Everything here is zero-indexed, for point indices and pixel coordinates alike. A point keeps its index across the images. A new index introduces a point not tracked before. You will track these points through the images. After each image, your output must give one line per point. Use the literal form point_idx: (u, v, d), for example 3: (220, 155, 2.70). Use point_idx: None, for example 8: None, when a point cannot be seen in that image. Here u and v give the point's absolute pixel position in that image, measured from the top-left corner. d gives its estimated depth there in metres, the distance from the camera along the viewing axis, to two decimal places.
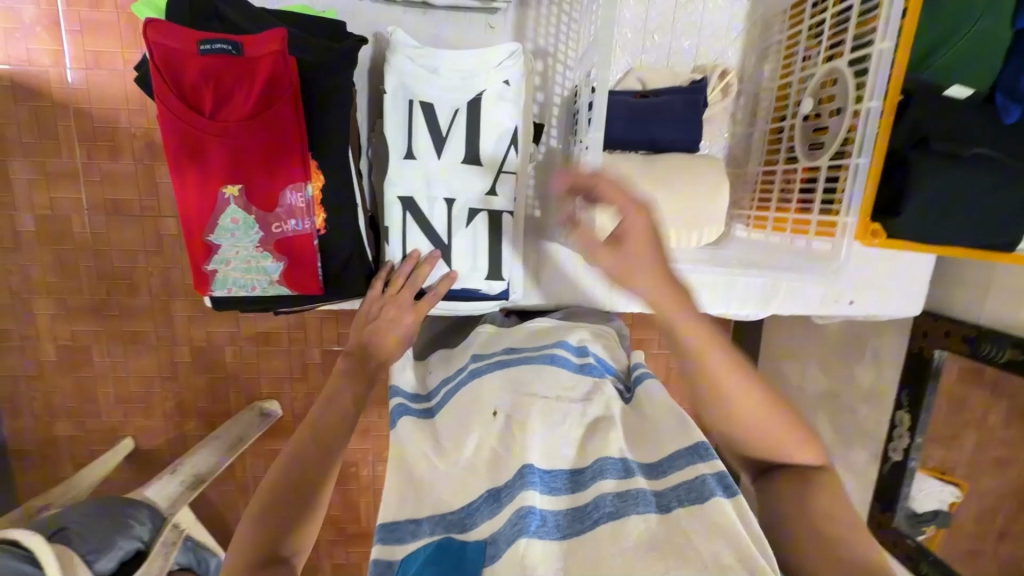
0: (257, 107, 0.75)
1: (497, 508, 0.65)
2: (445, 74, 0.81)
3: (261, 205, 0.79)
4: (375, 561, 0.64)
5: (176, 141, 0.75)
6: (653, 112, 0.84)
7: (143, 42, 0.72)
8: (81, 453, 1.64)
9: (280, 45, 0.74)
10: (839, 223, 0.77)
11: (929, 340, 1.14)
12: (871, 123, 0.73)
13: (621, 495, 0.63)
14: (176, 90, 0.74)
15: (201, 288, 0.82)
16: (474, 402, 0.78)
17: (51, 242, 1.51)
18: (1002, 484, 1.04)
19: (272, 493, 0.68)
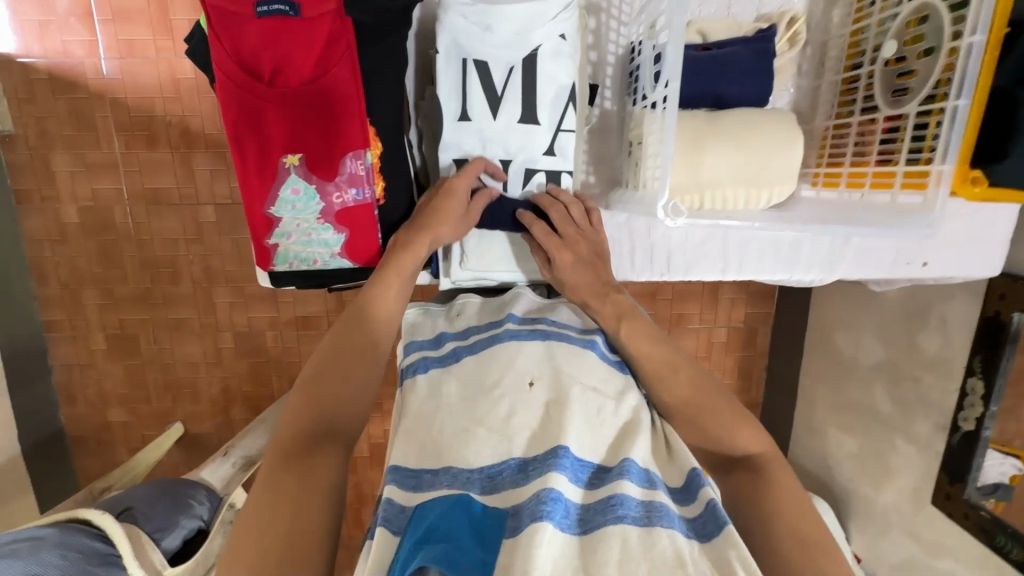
0: (316, 71, 0.74)
1: (524, 479, 0.63)
2: (500, 31, 0.78)
3: (321, 174, 0.77)
4: (388, 500, 0.63)
5: (236, 110, 0.74)
6: (719, 66, 0.79)
7: (201, 7, 0.71)
8: (134, 438, 1.69)
9: (337, 4, 0.73)
10: (933, 172, 0.73)
11: (1006, 303, 1.08)
12: (973, 60, 0.67)
13: (648, 506, 0.60)
14: (234, 56, 0.73)
15: (263, 263, 0.82)
16: (506, 365, 0.74)
17: (95, 233, 1.53)
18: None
19: (308, 388, 0.71)
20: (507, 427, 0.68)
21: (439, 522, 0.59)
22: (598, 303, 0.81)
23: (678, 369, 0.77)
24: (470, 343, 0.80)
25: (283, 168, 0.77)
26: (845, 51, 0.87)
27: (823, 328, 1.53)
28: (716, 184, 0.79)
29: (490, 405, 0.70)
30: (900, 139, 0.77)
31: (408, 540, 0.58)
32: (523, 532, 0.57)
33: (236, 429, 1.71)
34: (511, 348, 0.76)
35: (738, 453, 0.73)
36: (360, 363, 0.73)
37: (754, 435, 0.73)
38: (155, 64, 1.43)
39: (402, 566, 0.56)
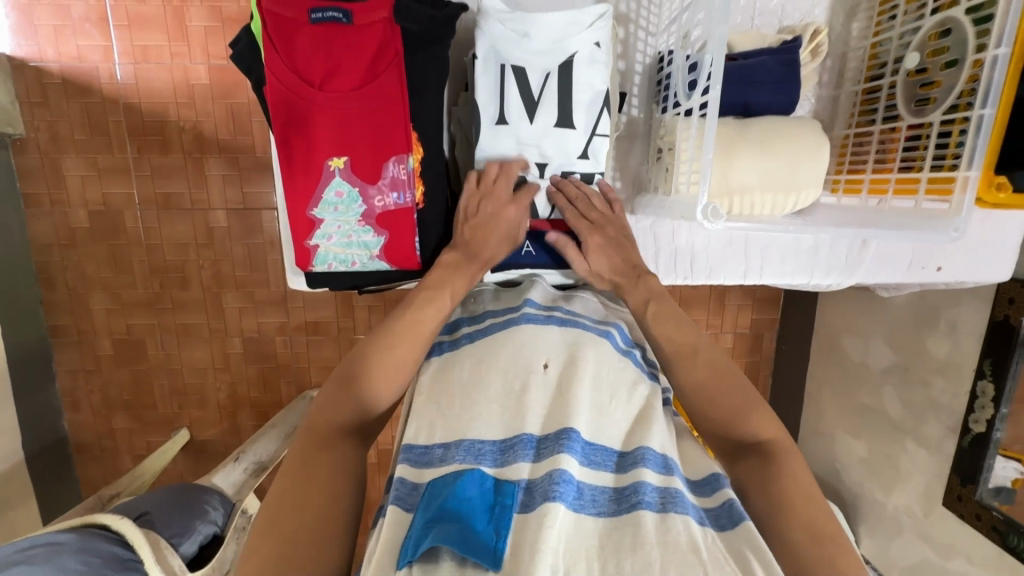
0: (365, 76, 0.75)
1: (536, 456, 0.64)
2: (536, 38, 0.81)
3: (365, 177, 0.78)
4: (399, 480, 0.63)
5: (284, 111, 0.75)
6: (749, 76, 0.82)
7: (259, 9, 0.73)
8: (139, 444, 1.67)
9: (388, 12, 0.74)
10: (958, 178, 0.74)
11: (1015, 307, 1.10)
12: (999, 71, 0.69)
13: (663, 492, 0.60)
14: (284, 59, 0.74)
15: (302, 263, 0.83)
16: (521, 344, 0.75)
17: (105, 237, 1.53)
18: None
19: (352, 387, 0.71)
20: (522, 402, 0.69)
21: (457, 495, 0.59)
22: (631, 284, 0.85)
23: (697, 351, 0.77)
24: (484, 326, 0.80)
25: (328, 170, 0.78)
26: (865, 62, 0.90)
27: (830, 334, 1.55)
28: (745, 190, 0.81)
29: (505, 382, 0.71)
30: (923, 147, 0.80)
31: (420, 517, 0.58)
32: (538, 510, 0.57)
33: (243, 434, 1.70)
34: (528, 331, 0.77)
35: (747, 439, 0.71)
36: (405, 372, 0.73)
37: (766, 420, 0.71)
38: (170, 70, 1.43)
39: (413, 547, 0.55)
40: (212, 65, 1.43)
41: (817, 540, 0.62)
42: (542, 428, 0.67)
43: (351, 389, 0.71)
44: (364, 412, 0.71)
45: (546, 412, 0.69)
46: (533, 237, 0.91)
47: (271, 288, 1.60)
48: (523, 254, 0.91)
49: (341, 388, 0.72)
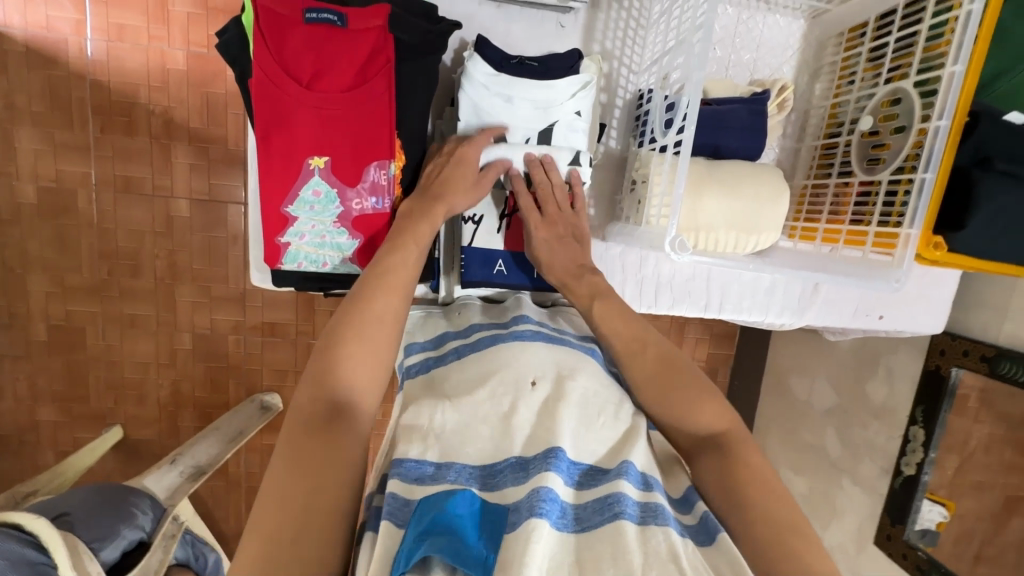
0: (355, 79, 0.75)
1: (520, 475, 0.63)
2: (519, 102, 0.84)
3: (345, 179, 0.78)
4: (392, 495, 0.61)
5: (266, 105, 0.74)
6: (720, 121, 0.86)
7: (252, 4, 0.72)
8: (64, 439, 1.56)
9: (383, 21, 0.75)
10: (901, 235, 0.77)
11: (946, 358, 1.17)
12: (938, 141, 0.72)
13: (647, 508, 0.61)
14: (274, 55, 0.73)
15: (271, 261, 0.80)
16: (515, 356, 0.75)
17: (52, 216, 1.45)
18: (983, 504, 1.12)
19: (327, 361, 0.65)
20: (509, 422, 0.68)
21: (450, 511, 0.58)
22: (575, 283, 0.82)
23: (646, 346, 0.76)
24: (473, 342, 0.81)
25: (307, 168, 0.77)
26: (825, 120, 0.95)
27: (779, 373, 1.61)
28: (711, 227, 0.85)
29: (493, 400, 0.70)
30: (872, 203, 0.83)
31: (413, 530, 0.56)
32: (522, 528, 0.56)
33: (182, 435, 1.62)
34: (517, 348, 0.77)
35: (703, 432, 0.72)
36: (391, 307, 0.70)
37: (718, 412, 0.71)
38: (146, 52, 1.40)
39: (406, 558, 0.54)
40: (191, 52, 1.40)
41: (759, 558, 0.63)
42: (527, 448, 0.66)
43: (327, 363, 0.66)
44: (355, 375, 0.66)
45: (532, 430, 0.68)
46: (507, 257, 0.90)
47: (229, 284, 1.54)
48: (494, 274, 0.90)
49: (315, 364, 0.66)
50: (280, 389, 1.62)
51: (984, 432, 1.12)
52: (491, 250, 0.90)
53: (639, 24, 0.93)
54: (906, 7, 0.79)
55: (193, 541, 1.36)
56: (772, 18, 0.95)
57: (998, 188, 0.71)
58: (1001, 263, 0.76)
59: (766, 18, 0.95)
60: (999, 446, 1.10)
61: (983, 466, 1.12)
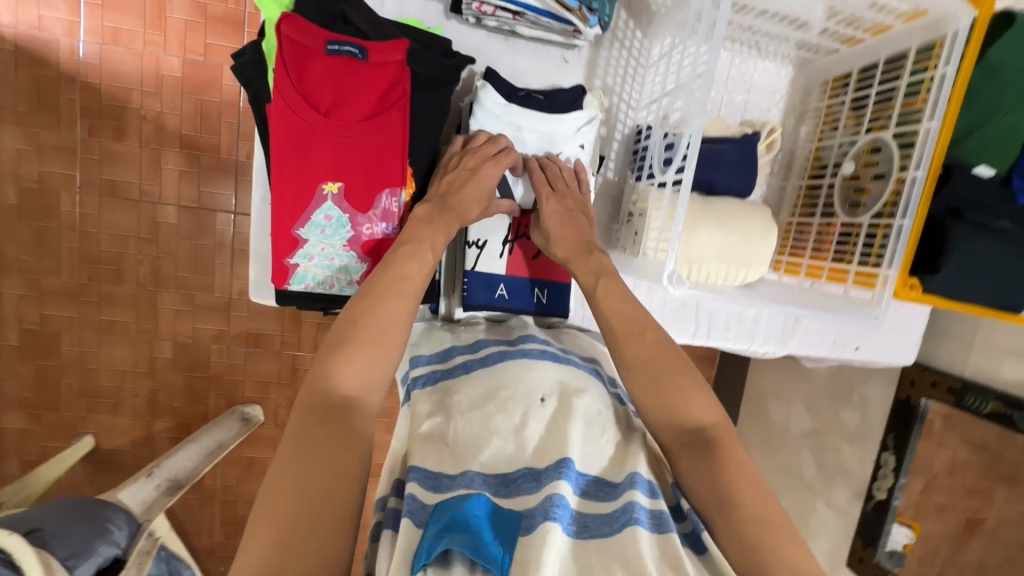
0: (373, 110, 0.77)
1: (532, 484, 0.65)
2: (527, 133, 0.88)
3: (357, 204, 0.78)
4: (410, 496, 0.62)
5: (284, 131, 0.75)
6: (714, 161, 0.91)
7: (276, 35, 0.73)
8: (32, 448, 1.51)
9: (402, 55, 0.76)
10: (881, 275, 0.82)
11: (915, 389, 1.24)
12: (915, 190, 0.77)
13: (654, 516, 0.64)
14: (295, 85, 0.75)
15: (278, 280, 0.80)
16: (524, 372, 0.77)
17: (33, 218, 1.42)
18: (942, 526, 1.21)
19: (336, 354, 0.66)
20: (523, 435, 0.70)
21: (462, 511, 0.59)
22: (582, 257, 0.83)
23: (643, 331, 0.76)
24: (482, 357, 0.83)
25: (320, 193, 0.77)
26: (809, 161, 1.00)
27: (758, 396, 1.66)
28: (703, 260, 0.89)
29: (503, 415, 0.72)
30: (852, 243, 0.88)
31: (432, 528, 0.58)
32: (537, 532, 0.58)
33: (157, 447, 1.58)
34: (523, 365, 0.78)
35: (689, 424, 0.70)
36: (404, 308, 0.70)
37: (707, 403, 0.70)
38: (140, 57, 1.38)
39: (427, 551, 0.55)
40: (187, 59, 1.39)
41: None
42: (538, 459, 0.68)
43: (336, 355, 0.66)
44: (363, 377, 0.65)
45: (540, 443, 0.70)
46: (508, 281, 0.91)
47: (214, 293, 1.52)
48: (496, 298, 0.91)
49: (324, 356, 0.66)
50: (263, 401, 1.60)
51: (949, 456, 1.19)
52: (493, 275, 0.91)
53: (638, 63, 0.98)
54: (887, 62, 0.85)
55: (168, 558, 1.33)
56: (762, 63, 1.00)
57: (967, 236, 0.77)
58: (966, 304, 0.82)
59: (757, 62, 1.00)
60: (961, 469, 1.18)
61: (945, 490, 1.20)
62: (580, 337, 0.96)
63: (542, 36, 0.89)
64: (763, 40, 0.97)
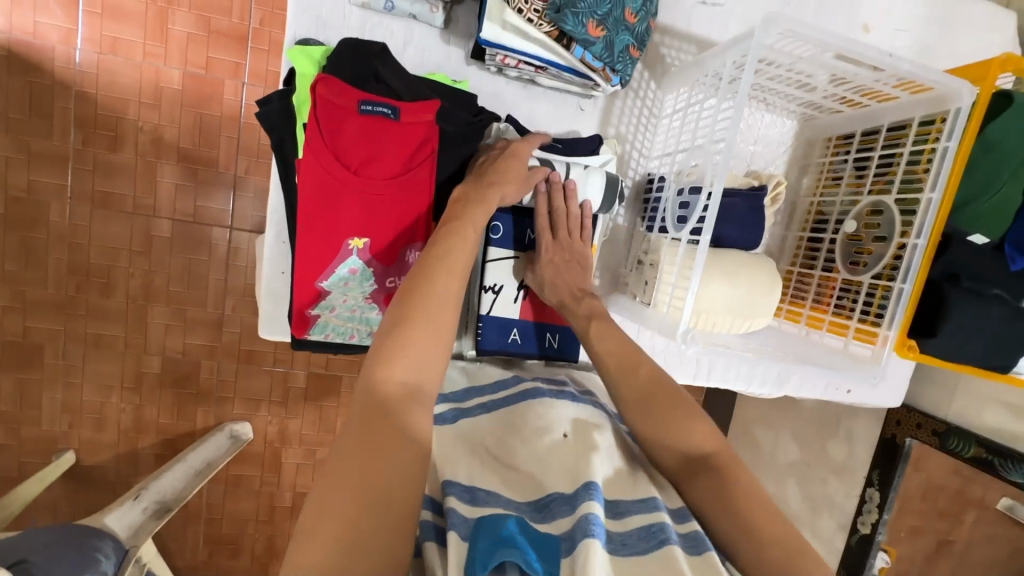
0: (400, 167, 0.78)
1: (565, 508, 0.65)
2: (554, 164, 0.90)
3: (382, 259, 0.79)
4: (452, 510, 0.62)
5: (313, 189, 0.75)
6: (724, 213, 0.94)
7: (309, 94, 0.73)
8: (9, 463, 1.46)
9: (433, 115, 0.77)
10: (880, 334, 0.85)
11: (900, 429, 1.28)
12: (916, 256, 0.81)
13: (687, 537, 0.64)
14: (324, 141, 0.74)
15: (298, 331, 0.80)
16: (542, 414, 0.78)
17: (19, 228, 1.38)
18: (913, 549, 1.26)
19: (392, 345, 0.62)
20: (550, 468, 0.71)
21: (507, 529, 0.59)
22: (574, 303, 0.86)
23: (639, 365, 0.77)
24: (498, 401, 0.84)
25: (345, 248, 0.78)
26: (811, 214, 1.04)
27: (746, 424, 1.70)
28: (712, 311, 0.91)
29: (528, 451, 0.74)
30: (853, 298, 0.92)
31: (481, 543, 0.57)
32: (579, 551, 0.57)
33: (142, 464, 1.54)
34: (542, 404, 0.79)
35: (693, 454, 0.69)
36: (454, 288, 0.68)
37: (709, 431, 0.69)
38: (140, 68, 1.36)
39: (482, 563, 0.55)
40: (188, 72, 1.37)
41: None
42: (569, 484, 0.68)
43: (386, 348, 0.62)
44: (420, 358, 0.63)
45: (566, 473, 0.70)
46: (522, 327, 0.93)
47: (207, 308, 1.50)
48: (510, 342, 0.92)
49: (377, 347, 0.62)
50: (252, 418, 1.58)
51: (918, 481, 1.25)
52: (507, 320, 0.93)
53: (651, 112, 1.00)
54: (889, 128, 0.89)
55: None
56: (769, 117, 1.04)
57: (963, 302, 0.82)
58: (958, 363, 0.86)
59: (765, 116, 1.03)
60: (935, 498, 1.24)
61: (918, 513, 1.25)
62: (591, 376, 0.97)
63: (561, 85, 0.90)
64: (772, 97, 1.00)
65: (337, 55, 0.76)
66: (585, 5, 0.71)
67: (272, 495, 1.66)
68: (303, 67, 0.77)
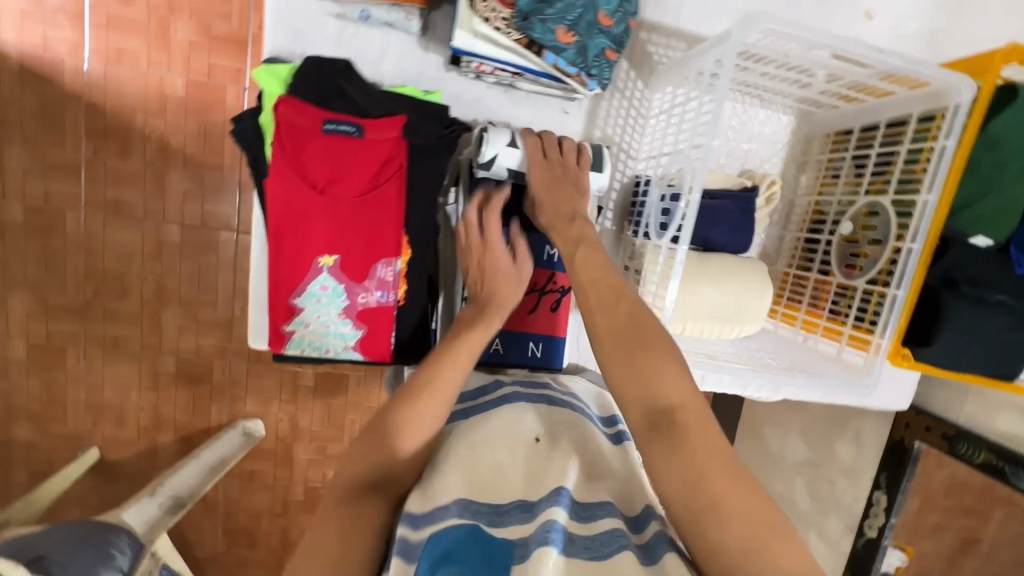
0: (368, 185, 0.81)
1: (524, 515, 0.63)
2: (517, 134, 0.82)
3: (353, 275, 0.82)
4: (400, 539, 0.60)
5: (283, 208, 0.78)
6: (713, 216, 0.91)
7: (275, 117, 0.77)
8: (38, 458, 1.55)
9: (397, 132, 0.79)
10: (873, 342, 0.82)
11: (909, 431, 1.23)
12: (912, 262, 0.78)
13: (644, 547, 0.62)
14: (292, 163, 0.78)
15: (275, 346, 0.84)
16: (510, 423, 0.75)
17: (40, 236, 1.43)
18: (936, 546, 1.25)
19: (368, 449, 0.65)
20: (519, 475, 0.69)
21: (457, 543, 0.58)
22: (565, 224, 0.77)
23: (622, 300, 0.69)
24: (477, 405, 0.81)
25: (317, 265, 0.81)
26: (810, 213, 0.99)
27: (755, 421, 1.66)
28: (699, 317, 0.89)
29: (495, 454, 0.71)
30: (848, 302, 0.88)
31: (426, 564, 0.57)
32: (533, 559, 0.55)
33: (161, 459, 1.60)
34: (517, 408, 0.78)
35: (661, 405, 0.61)
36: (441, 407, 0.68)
37: (678, 382, 0.62)
38: (145, 78, 1.37)
39: None
40: (191, 80, 1.37)
41: None
42: (529, 493, 0.66)
43: (361, 458, 0.65)
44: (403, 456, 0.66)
45: (529, 479, 0.69)
46: (505, 335, 0.93)
47: (217, 310, 1.52)
48: (491, 352, 0.92)
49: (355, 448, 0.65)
50: (263, 415, 1.61)
51: (943, 478, 1.20)
52: None
53: (639, 112, 0.97)
54: (889, 124, 0.85)
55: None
56: (764, 112, 1.00)
57: (962, 310, 0.77)
58: (958, 372, 0.82)
59: (760, 112, 0.99)
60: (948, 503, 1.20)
61: (941, 510, 1.23)
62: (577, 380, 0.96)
63: (540, 89, 0.89)
64: (765, 93, 0.96)
65: (305, 79, 0.79)
66: (553, 12, 0.71)
67: (285, 489, 1.69)
68: (273, 87, 0.80)
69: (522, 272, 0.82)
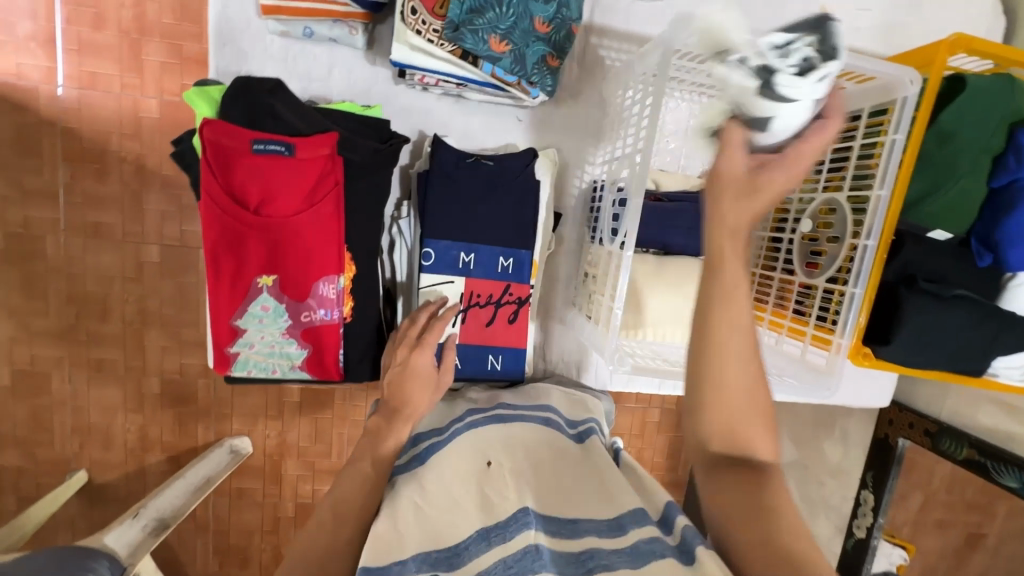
0: (303, 203, 0.82)
1: (485, 546, 0.61)
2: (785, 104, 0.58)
3: (294, 294, 0.84)
4: None
5: (218, 231, 0.79)
6: (670, 218, 0.90)
7: (201, 140, 0.77)
8: (26, 484, 1.48)
9: (330, 148, 0.81)
10: (834, 342, 0.81)
11: (893, 428, 1.23)
12: (868, 259, 0.76)
13: (616, 552, 0.60)
14: (225, 186, 0.79)
15: (220, 367, 0.86)
16: (460, 459, 0.75)
17: (20, 261, 1.36)
18: (943, 542, 1.13)
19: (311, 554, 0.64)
20: (485, 501, 0.68)
21: None
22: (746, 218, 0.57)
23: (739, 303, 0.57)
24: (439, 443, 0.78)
25: (256, 286, 0.83)
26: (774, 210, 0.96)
27: None
28: (656, 323, 0.89)
29: (459, 489, 0.70)
30: (811, 301, 0.87)
31: None
32: None
33: (150, 481, 1.54)
34: (470, 436, 0.79)
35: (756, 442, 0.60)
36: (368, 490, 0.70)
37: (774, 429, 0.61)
38: (118, 100, 1.30)
39: None
40: (165, 100, 1.31)
41: None
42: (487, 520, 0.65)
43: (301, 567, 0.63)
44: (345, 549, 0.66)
45: (492, 501, 0.68)
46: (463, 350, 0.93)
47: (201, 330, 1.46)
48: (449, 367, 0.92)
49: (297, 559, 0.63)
50: (250, 433, 1.54)
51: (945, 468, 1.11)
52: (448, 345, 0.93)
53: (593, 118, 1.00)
54: (843, 119, 0.83)
55: None
56: None
57: (921, 308, 0.76)
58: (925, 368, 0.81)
59: None
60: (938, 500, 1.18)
61: (945, 505, 1.12)
62: (542, 390, 0.96)
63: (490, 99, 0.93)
64: None
65: (236, 103, 0.81)
66: (484, 22, 0.73)
67: (275, 506, 1.62)
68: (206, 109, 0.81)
69: (440, 381, 0.84)
